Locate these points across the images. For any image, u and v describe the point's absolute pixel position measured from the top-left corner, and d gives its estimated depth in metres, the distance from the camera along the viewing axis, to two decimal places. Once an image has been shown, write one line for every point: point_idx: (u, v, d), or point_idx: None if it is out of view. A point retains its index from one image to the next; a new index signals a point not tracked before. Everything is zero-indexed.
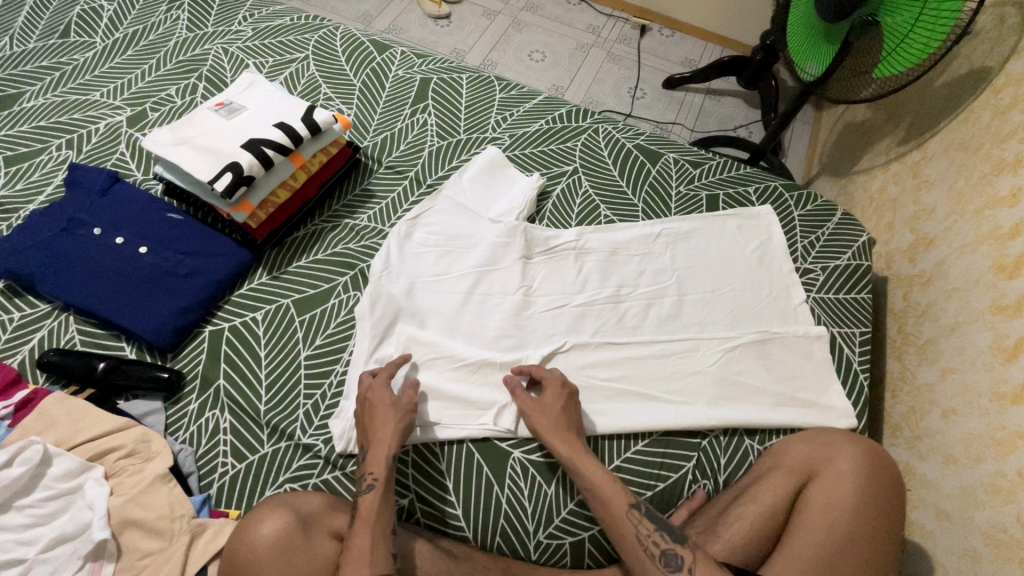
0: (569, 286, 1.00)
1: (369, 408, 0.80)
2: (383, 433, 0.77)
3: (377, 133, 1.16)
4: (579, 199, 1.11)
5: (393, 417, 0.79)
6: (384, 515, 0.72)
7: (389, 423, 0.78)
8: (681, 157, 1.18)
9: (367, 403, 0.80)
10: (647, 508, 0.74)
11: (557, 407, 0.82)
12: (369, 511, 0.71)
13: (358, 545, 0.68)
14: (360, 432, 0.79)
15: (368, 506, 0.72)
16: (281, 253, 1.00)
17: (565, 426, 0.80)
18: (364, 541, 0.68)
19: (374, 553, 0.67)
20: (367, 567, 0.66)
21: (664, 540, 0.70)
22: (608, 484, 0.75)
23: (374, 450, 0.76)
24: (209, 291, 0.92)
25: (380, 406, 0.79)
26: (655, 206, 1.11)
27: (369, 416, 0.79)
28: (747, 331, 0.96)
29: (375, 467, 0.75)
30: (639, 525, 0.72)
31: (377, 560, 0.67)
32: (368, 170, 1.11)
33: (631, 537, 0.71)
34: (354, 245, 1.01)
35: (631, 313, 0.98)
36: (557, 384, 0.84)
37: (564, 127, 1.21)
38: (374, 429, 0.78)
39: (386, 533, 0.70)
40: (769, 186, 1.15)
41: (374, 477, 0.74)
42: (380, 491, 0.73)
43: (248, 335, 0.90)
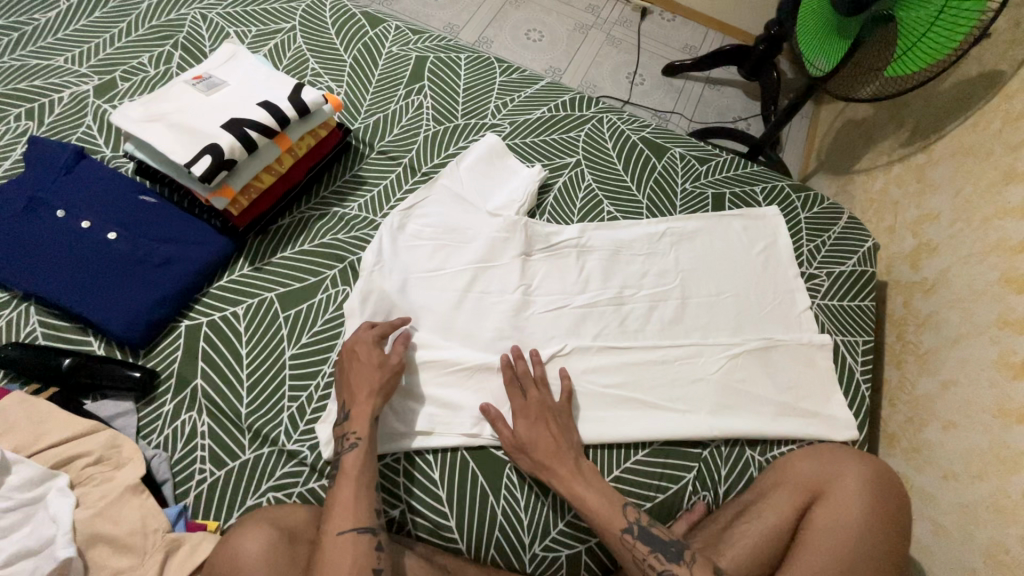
0: (570, 286, 0.95)
1: (351, 368, 0.78)
2: (366, 390, 0.76)
3: (368, 115, 1.09)
4: (581, 193, 1.06)
5: (378, 375, 0.78)
6: (368, 471, 0.72)
7: (373, 382, 0.77)
8: (688, 152, 1.13)
9: (353, 360, 0.79)
10: (641, 526, 0.72)
11: (541, 434, 0.78)
12: (353, 468, 0.71)
13: (341, 498, 0.68)
14: (340, 391, 0.78)
15: (352, 462, 0.71)
16: (264, 242, 0.93)
17: (556, 450, 0.77)
18: (347, 495, 0.68)
19: (357, 506, 0.68)
20: (351, 519, 0.66)
21: (660, 561, 0.69)
22: (605, 511, 0.72)
23: (355, 410, 0.75)
24: (186, 283, 0.85)
25: (366, 366, 0.78)
26: (660, 203, 1.07)
27: (352, 369, 0.78)
28: (751, 338, 0.94)
29: (358, 425, 0.74)
30: (634, 549, 0.70)
31: (360, 514, 0.67)
32: (359, 154, 1.04)
33: (628, 561, 0.70)
34: (344, 235, 0.95)
35: (634, 316, 0.94)
36: (537, 405, 0.81)
37: (566, 116, 1.15)
38: (355, 388, 0.77)
39: (371, 485, 0.71)
40: (776, 186, 1.11)
41: (357, 436, 0.73)
42: (363, 449, 0.73)
43: (227, 331, 0.84)
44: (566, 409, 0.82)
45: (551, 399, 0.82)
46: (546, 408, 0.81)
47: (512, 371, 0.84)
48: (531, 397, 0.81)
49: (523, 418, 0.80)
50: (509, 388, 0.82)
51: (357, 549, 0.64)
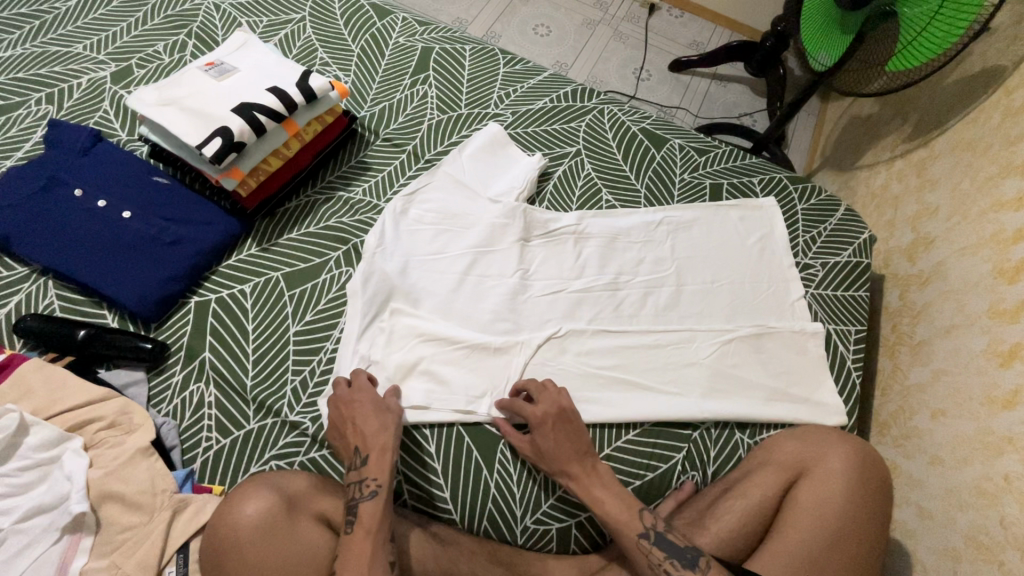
0: (567, 271, 0.98)
1: (354, 413, 0.76)
2: (382, 439, 0.74)
3: (375, 103, 1.12)
4: (580, 182, 1.08)
5: (388, 421, 0.76)
6: (384, 523, 0.69)
7: (386, 427, 0.75)
8: (687, 143, 1.15)
9: (355, 406, 0.77)
10: (658, 532, 0.71)
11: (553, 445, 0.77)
12: (372, 517, 0.68)
13: (357, 552, 0.65)
14: (351, 436, 0.75)
15: (370, 512, 0.68)
16: (271, 224, 0.96)
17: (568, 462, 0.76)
18: (363, 549, 0.65)
19: (372, 560, 0.65)
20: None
21: (676, 567, 0.67)
22: (621, 519, 0.72)
23: (372, 455, 0.73)
24: (195, 261, 0.89)
25: (371, 411, 0.76)
26: (657, 192, 1.09)
27: (356, 418, 0.76)
28: (744, 324, 0.95)
29: (378, 472, 0.71)
30: (650, 553, 0.69)
31: (375, 570, 0.64)
32: (365, 141, 1.07)
33: (644, 566, 0.69)
34: (348, 219, 0.98)
35: (628, 301, 0.96)
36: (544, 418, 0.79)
37: (568, 106, 1.17)
38: (366, 434, 0.74)
39: (386, 541, 0.67)
40: (774, 177, 1.13)
41: (376, 483, 0.71)
42: (382, 498, 0.70)
43: (235, 308, 0.88)
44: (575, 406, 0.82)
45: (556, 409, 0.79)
46: (560, 413, 0.79)
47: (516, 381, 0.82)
48: (544, 402, 0.81)
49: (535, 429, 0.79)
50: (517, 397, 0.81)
51: None
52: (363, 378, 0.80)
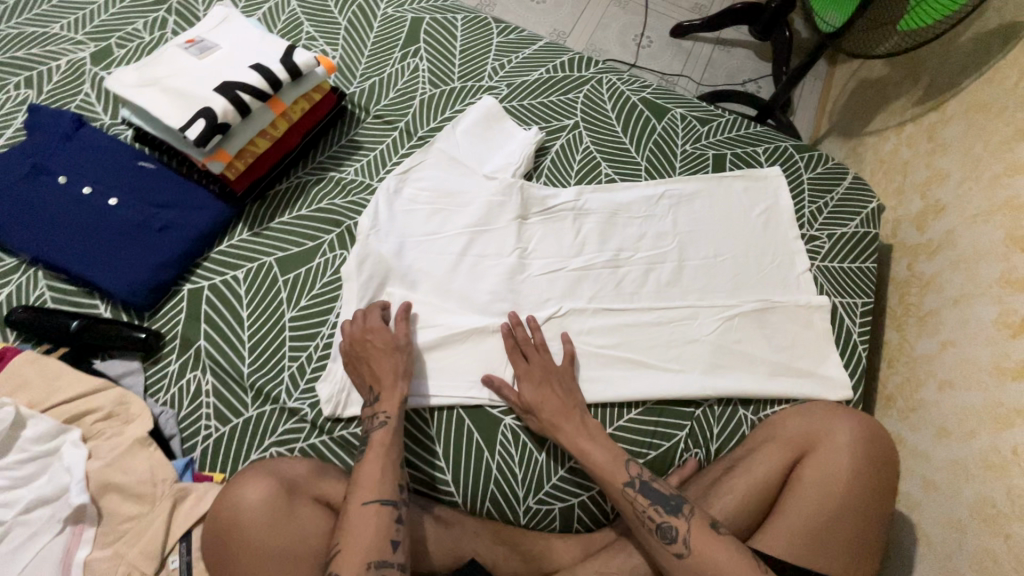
0: (566, 249, 0.96)
1: (367, 353, 0.79)
2: (393, 376, 0.77)
3: (364, 79, 1.08)
4: (579, 155, 1.05)
5: (399, 359, 0.78)
6: (393, 449, 0.73)
7: (396, 368, 0.78)
8: (689, 112, 1.11)
9: (367, 346, 0.79)
10: (642, 480, 0.72)
11: (547, 397, 0.79)
12: (381, 441, 0.73)
13: (367, 471, 0.69)
14: (365, 374, 0.78)
15: (380, 440, 0.73)
16: (263, 208, 0.94)
17: (561, 412, 0.78)
18: (372, 471, 0.69)
19: (381, 478, 0.69)
20: (373, 492, 0.67)
21: (659, 513, 0.68)
22: (606, 464, 0.73)
23: (384, 392, 0.76)
24: (187, 247, 0.87)
25: (381, 350, 0.78)
26: (658, 164, 1.05)
27: (366, 357, 0.78)
28: (748, 300, 0.93)
29: (389, 406, 0.75)
30: (635, 502, 0.70)
31: (384, 486, 0.68)
32: (355, 119, 1.04)
33: (629, 514, 0.70)
34: (341, 201, 0.96)
35: (630, 279, 0.94)
36: (539, 370, 0.82)
37: (565, 77, 1.12)
38: (379, 372, 0.78)
39: (396, 462, 0.72)
40: (779, 147, 1.09)
41: (387, 415, 0.75)
42: (391, 427, 0.74)
43: (229, 295, 0.87)
44: (568, 371, 0.84)
45: (552, 363, 0.83)
46: (548, 372, 0.82)
47: (513, 339, 0.85)
48: (534, 361, 0.83)
49: (527, 383, 0.81)
50: (512, 353, 0.84)
51: (378, 523, 0.65)
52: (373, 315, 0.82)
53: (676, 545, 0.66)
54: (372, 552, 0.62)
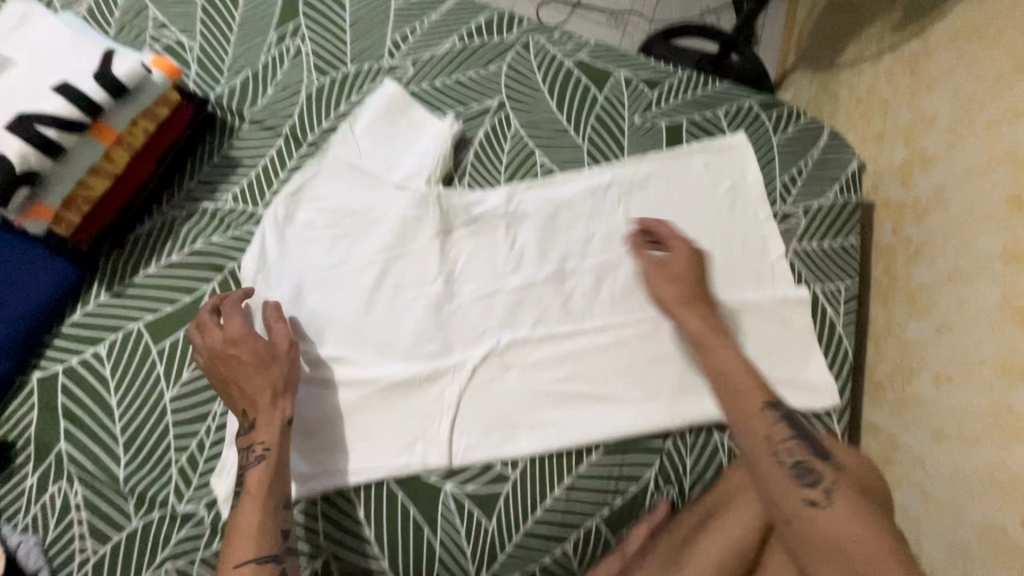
0: (500, 266, 0.80)
1: (234, 372, 0.67)
2: (269, 395, 0.66)
3: (233, 74, 0.86)
4: (508, 143, 0.87)
5: (275, 371, 0.67)
6: (278, 487, 0.64)
7: (271, 383, 0.66)
8: (636, 74, 0.92)
9: (232, 362, 0.67)
10: (793, 439, 0.60)
11: (689, 271, 0.76)
12: (259, 473, 0.64)
13: (243, 524, 0.61)
14: (235, 397, 0.67)
15: (257, 482, 0.63)
16: (121, 260, 0.76)
17: (687, 300, 0.74)
18: (250, 521, 0.61)
19: (262, 529, 0.61)
20: (250, 552, 0.59)
21: (803, 450, 0.59)
22: (738, 384, 0.64)
23: (260, 417, 0.66)
24: (22, 330, 0.70)
25: (251, 367, 0.66)
26: (604, 145, 0.88)
27: (234, 376, 0.67)
28: (716, 303, 0.80)
29: (266, 436, 0.65)
30: (776, 452, 0.59)
31: (265, 540, 0.60)
32: (228, 128, 0.84)
33: (773, 477, 0.57)
34: (219, 238, 0.78)
35: (578, 294, 0.80)
36: (680, 262, 0.76)
37: (484, 44, 0.92)
38: (252, 392, 0.66)
39: (278, 504, 0.63)
40: (744, 107, 0.92)
41: (265, 447, 0.65)
42: (270, 464, 0.64)
43: (91, 378, 0.71)
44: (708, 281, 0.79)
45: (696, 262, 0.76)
46: (691, 266, 0.76)
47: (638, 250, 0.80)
48: (674, 261, 0.76)
49: (672, 260, 0.76)
50: (641, 258, 0.79)
51: None
52: (233, 314, 0.69)
53: (819, 488, 0.55)
54: None
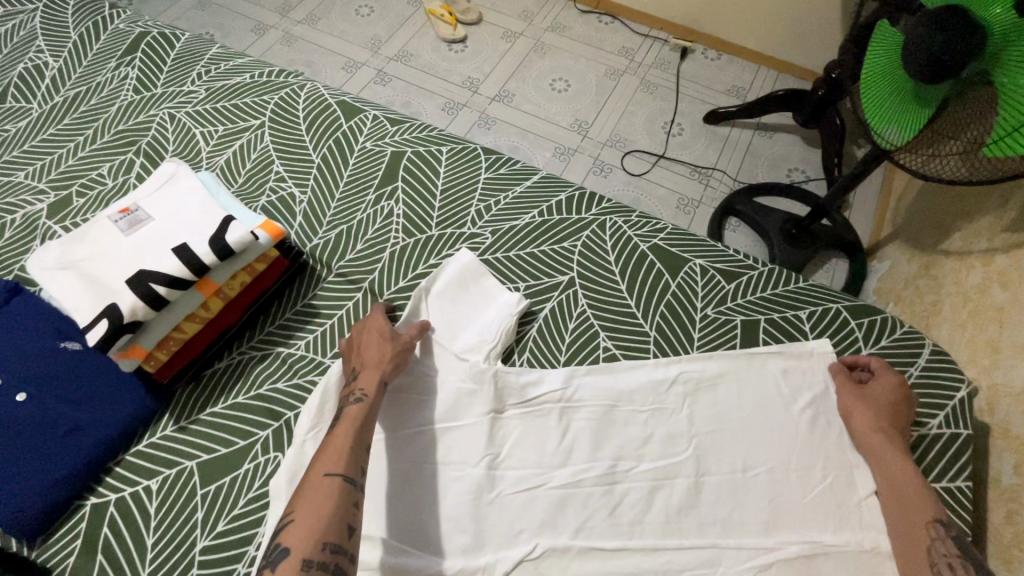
0: (548, 456, 0.76)
1: (360, 340, 0.79)
2: (380, 365, 0.75)
3: (331, 228, 0.95)
4: (573, 321, 0.86)
5: (390, 349, 0.77)
6: (366, 428, 0.70)
7: (385, 356, 0.76)
8: (712, 264, 0.91)
9: (361, 335, 0.79)
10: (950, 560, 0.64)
11: (890, 401, 0.75)
12: (353, 422, 0.70)
13: (332, 450, 0.66)
14: (353, 359, 0.77)
15: (353, 416, 0.70)
16: (194, 394, 0.81)
17: (882, 430, 0.73)
18: (341, 444, 0.67)
19: (350, 456, 0.66)
20: (339, 465, 0.65)
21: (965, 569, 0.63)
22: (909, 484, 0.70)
23: (366, 371, 0.74)
24: (94, 454, 0.75)
25: (376, 341, 0.78)
26: (672, 336, 0.85)
27: (361, 344, 0.78)
28: (789, 541, 0.71)
29: (366, 383, 0.73)
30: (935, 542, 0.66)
31: (349, 464, 0.66)
32: (315, 277, 0.91)
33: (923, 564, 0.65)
34: (284, 384, 0.81)
35: (628, 503, 0.74)
36: (879, 394, 0.75)
37: (562, 220, 0.95)
38: (366, 359, 0.77)
39: (365, 442, 0.69)
40: (830, 311, 0.86)
41: (363, 393, 0.72)
42: (367, 406, 0.71)
43: (136, 514, 0.73)
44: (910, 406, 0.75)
45: (896, 393, 0.75)
46: (900, 400, 0.75)
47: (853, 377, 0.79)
48: (875, 391, 0.76)
49: (876, 391, 0.76)
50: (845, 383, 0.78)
51: (335, 498, 0.62)
52: (376, 312, 0.82)
53: None
54: (327, 534, 0.59)
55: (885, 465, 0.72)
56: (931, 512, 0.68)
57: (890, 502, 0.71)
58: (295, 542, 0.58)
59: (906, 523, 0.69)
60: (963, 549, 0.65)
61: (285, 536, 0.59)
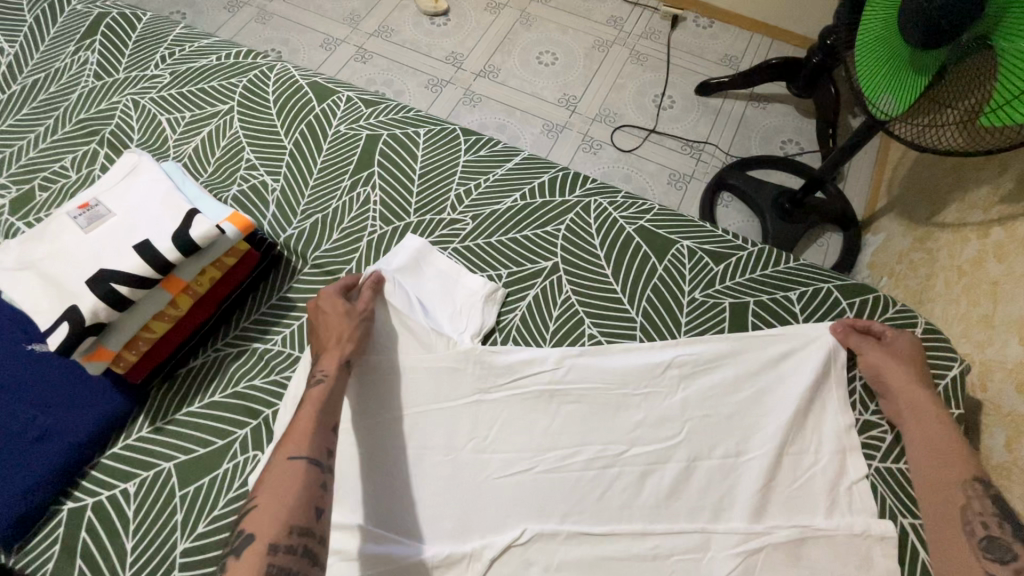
0: (537, 441, 0.75)
1: (319, 319, 0.77)
2: (340, 344, 0.74)
3: (305, 216, 0.92)
4: (557, 308, 0.84)
5: (350, 323, 0.75)
6: (331, 407, 0.68)
7: (348, 331, 0.75)
8: (700, 245, 0.88)
9: (322, 312, 0.77)
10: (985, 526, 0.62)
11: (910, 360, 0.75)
12: (315, 403, 0.68)
13: (296, 431, 0.65)
14: (316, 340, 0.76)
15: (315, 396, 0.69)
16: (169, 393, 0.79)
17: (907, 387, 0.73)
18: (303, 424, 0.65)
19: (312, 438, 0.64)
20: (303, 446, 0.63)
21: (1000, 528, 0.61)
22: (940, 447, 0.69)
23: (328, 351, 0.74)
24: (68, 459, 0.73)
25: (336, 316, 0.76)
26: (658, 320, 0.83)
27: (320, 323, 0.77)
28: (777, 525, 0.70)
29: (328, 363, 0.72)
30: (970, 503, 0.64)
31: (313, 443, 0.64)
32: (290, 269, 0.88)
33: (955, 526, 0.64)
34: (260, 381, 0.79)
35: (617, 489, 0.72)
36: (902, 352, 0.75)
37: (545, 203, 0.92)
38: (326, 337, 0.75)
39: (329, 419, 0.67)
40: (821, 292, 0.84)
41: (325, 374, 0.71)
42: (329, 384, 0.70)
43: (113, 517, 0.71)
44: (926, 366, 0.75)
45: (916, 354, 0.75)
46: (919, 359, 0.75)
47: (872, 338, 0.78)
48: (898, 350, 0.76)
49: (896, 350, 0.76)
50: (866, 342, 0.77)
51: (301, 477, 0.60)
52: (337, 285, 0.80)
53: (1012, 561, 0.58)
54: (293, 515, 0.57)
55: (919, 425, 0.71)
56: (970, 469, 0.66)
57: (925, 460, 0.69)
58: (259, 526, 0.56)
59: (939, 479, 0.67)
60: (1001, 509, 0.62)
61: (249, 520, 0.57)
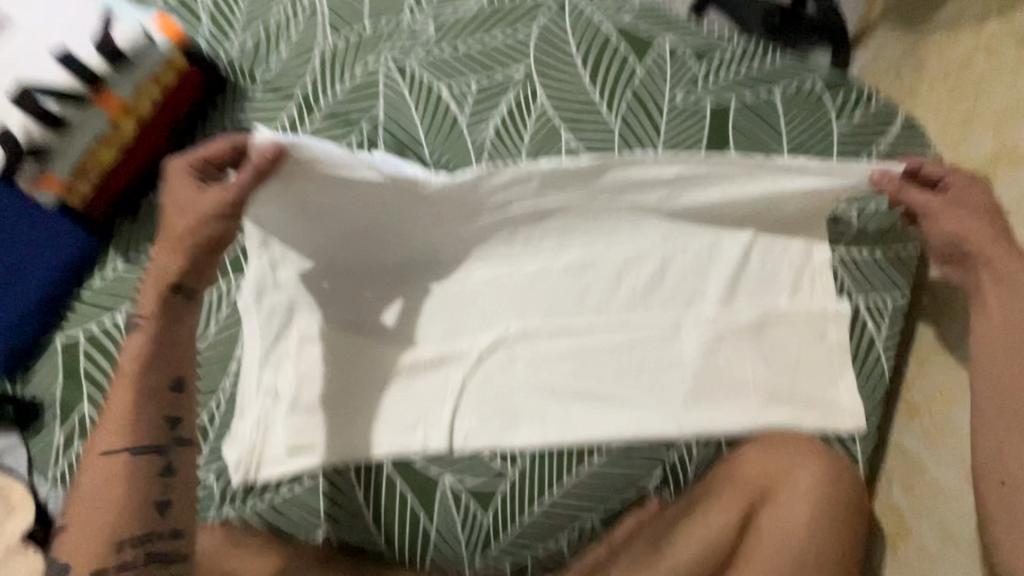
0: (515, 247, 0.74)
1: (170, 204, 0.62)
2: (162, 278, 0.61)
3: (245, 30, 0.82)
4: (532, 118, 0.79)
5: (196, 212, 0.60)
6: (150, 375, 0.61)
7: (189, 231, 0.61)
8: (681, 43, 0.82)
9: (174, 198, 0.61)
10: None
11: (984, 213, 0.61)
12: (128, 378, 0.60)
13: (111, 420, 0.59)
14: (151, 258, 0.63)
15: (127, 370, 0.61)
16: (135, 228, 0.77)
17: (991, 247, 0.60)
18: (118, 409, 0.59)
19: (133, 424, 0.59)
20: (116, 437, 0.59)
21: None
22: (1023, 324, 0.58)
23: (146, 288, 0.62)
24: (47, 293, 0.74)
25: (181, 205, 0.61)
26: (638, 125, 0.79)
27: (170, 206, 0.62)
28: (744, 310, 0.74)
29: (143, 312, 0.61)
30: None
31: (133, 431, 0.59)
32: (237, 90, 0.80)
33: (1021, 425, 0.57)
34: None
35: (596, 288, 0.75)
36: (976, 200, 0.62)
37: (512, 3, 0.83)
38: (165, 245, 0.62)
39: (152, 389, 0.60)
40: (804, 87, 0.80)
41: (142, 320, 0.62)
42: (144, 340, 0.61)
43: (108, 346, 0.72)
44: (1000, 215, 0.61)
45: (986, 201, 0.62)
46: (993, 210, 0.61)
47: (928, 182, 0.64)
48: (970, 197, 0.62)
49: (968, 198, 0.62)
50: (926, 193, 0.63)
51: (123, 477, 0.58)
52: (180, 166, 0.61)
53: None
54: (122, 525, 0.56)
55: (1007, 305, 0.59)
56: None
57: (1001, 336, 0.59)
58: (81, 555, 0.56)
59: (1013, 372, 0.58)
60: None
61: (70, 541, 0.57)
